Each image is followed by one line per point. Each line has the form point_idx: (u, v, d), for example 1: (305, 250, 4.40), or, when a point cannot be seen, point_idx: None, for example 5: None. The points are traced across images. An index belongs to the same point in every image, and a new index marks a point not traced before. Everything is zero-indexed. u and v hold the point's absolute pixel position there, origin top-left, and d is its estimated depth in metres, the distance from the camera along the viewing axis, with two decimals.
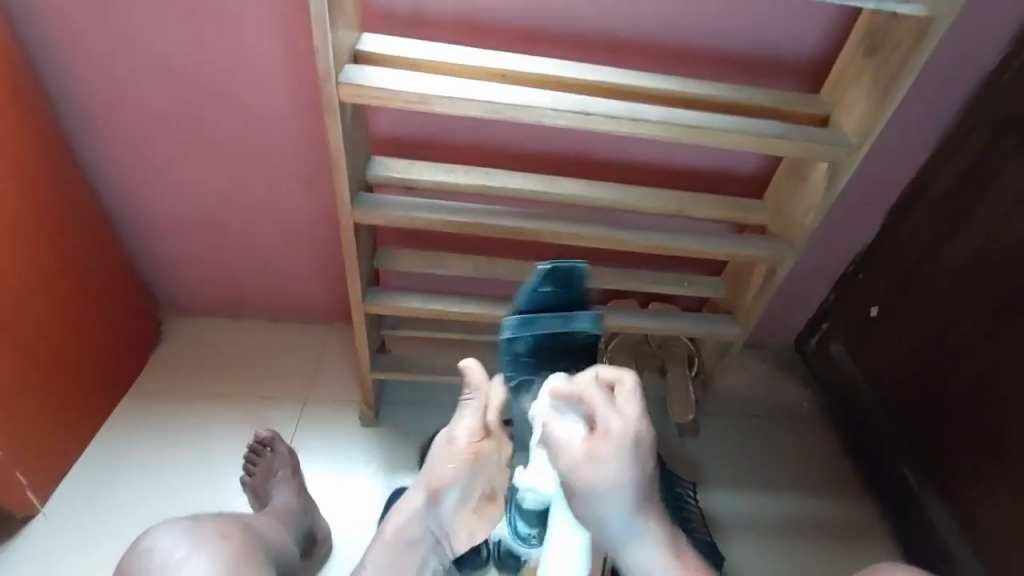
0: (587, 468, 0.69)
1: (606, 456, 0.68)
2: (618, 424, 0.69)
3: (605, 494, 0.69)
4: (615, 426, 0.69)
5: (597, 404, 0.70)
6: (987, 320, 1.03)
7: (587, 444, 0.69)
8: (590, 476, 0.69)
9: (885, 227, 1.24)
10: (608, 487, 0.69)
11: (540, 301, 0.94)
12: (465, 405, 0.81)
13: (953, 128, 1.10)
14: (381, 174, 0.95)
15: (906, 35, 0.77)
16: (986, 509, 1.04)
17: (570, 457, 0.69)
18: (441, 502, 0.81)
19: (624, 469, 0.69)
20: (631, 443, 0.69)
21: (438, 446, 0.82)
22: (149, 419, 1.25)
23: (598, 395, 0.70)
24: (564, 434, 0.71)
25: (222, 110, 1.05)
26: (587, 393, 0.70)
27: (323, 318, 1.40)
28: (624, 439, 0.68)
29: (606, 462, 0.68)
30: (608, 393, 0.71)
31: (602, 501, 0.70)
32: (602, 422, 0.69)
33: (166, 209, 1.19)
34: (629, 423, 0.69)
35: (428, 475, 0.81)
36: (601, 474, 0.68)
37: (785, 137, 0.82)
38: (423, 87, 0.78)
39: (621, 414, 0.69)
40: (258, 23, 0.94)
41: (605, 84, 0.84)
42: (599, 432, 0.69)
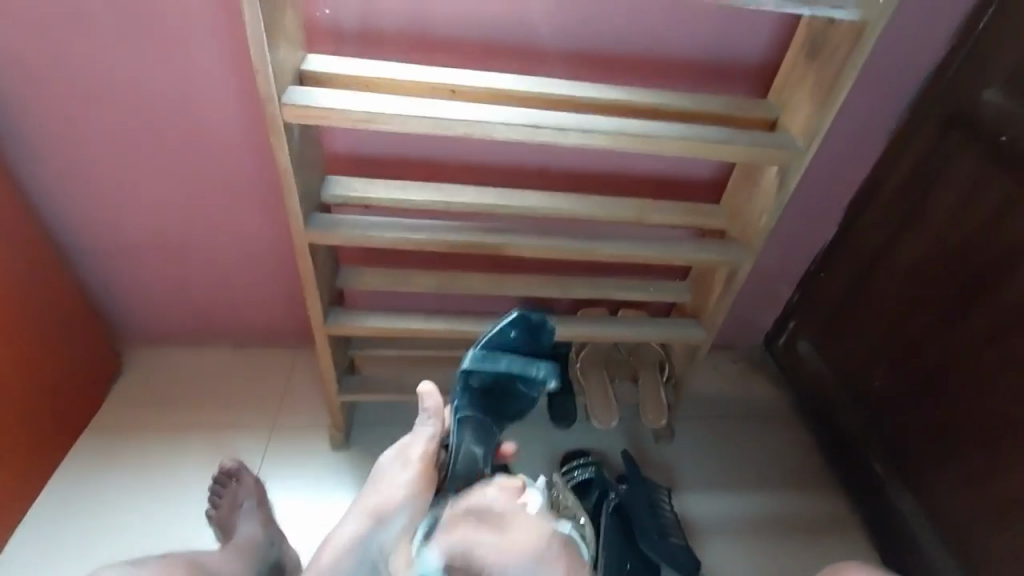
0: (504, 555, 0.78)
1: (513, 521, 0.80)
2: (533, 498, 0.83)
3: (518, 574, 0.78)
4: (527, 502, 0.82)
5: (509, 531, 0.79)
6: (942, 311, 1.05)
7: (503, 541, 0.79)
8: (506, 568, 0.78)
9: (843, 225, 1.27)
10: (520, 572, 0.78)
11: (505, 342, 0.95)
12: (421, 427, 0.86)
13: (900, 127, 1.13)
14: (337, 193, 0.94)
15: (841, 41, 0.79)
16: (952, 498, 1.05)
17: (491, 555, 0.78)
18: (386, 523, 0.81)
19: (536, 552, 0.79)
20: (541, 554, 0.79)
21: (391, 464, 0.84)
22: (108, 457, 1.20)
23: (514, 505, 0.81)
24: (479, 540, 0.79)
25: (172, 135, 1.02)
26: None
27: (290, 340, 1.37)
28: (525, 540, 0.79)
29: (513, 544, 0.79)
30: (515, 497, 0.81)
31: (516, 568, 0.78)
32: (523, 531, 0.80)
33: (120, 239, 1.16)
34: (534, 543, 0.79)
35: (373, 498, 0.83)
36: (513, 550, 0.79)
37: (734, 143, 0.83)
38: (369, 105, 0.77)
39: (534, 529, 0.80)
40: (204, 46, 0.93)
41: (555, 97, 0.84)
42: (514, 568, 0.78)
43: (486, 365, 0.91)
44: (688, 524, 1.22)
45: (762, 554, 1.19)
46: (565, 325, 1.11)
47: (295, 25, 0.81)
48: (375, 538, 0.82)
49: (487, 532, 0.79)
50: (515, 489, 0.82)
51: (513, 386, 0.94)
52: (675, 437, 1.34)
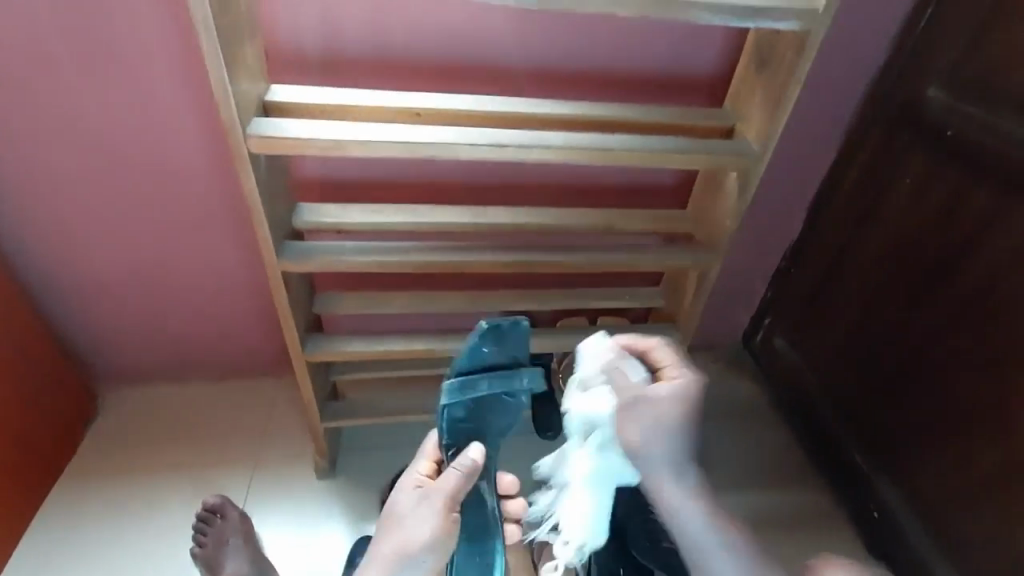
0: (664, 402, 0.76)
1: (669, 390, 0.76)
2: (680, 371, 0.79)
3: (667, 429, 0.76)
4: (682, 373, 0.78)
5: (662, 351, 0.80)
6: (904, 301, 1.09)
7: (670, 381, 0.77)
8: (659, 408, 0.76)
9: (808, 223, 1.31)
10: (673, 419, 0.76)
11: (479, 362, 0.90)
12: (425, 446, 0.87)
13: (852, 126, 1.18)
14: (309, 220, 0.94)
15: (787, 49, 0.83)
16: (928, 481, 1.07)
17: (653, 391, 0.76)
18: (413, 564, 0.73)
19: (685, 403, 0.76)
20: (692, 386, 0.77)
21: (406, 495, 0.79)
22: (87, 504, 1.17)
23: (668, 352, 0.80)
24: (632, 372, 0.79)
25: (138, 171, 1.02)
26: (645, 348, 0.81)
27: (271, 370, 1.36)
28: (676, 383, 0.77)
29: (666, 396, 0.76)
30: (663, 346, 0.81)
31: (661, 433, 0.76)
32: (669, 357, 0.80)
33: (90, 278, 1.14)
34: (694, 374, 0.79)
35: (393, 541, 0.74)
36: (666, 404, 0.76)
37: (692, 151, 0.86)
38: (333, 132, 0.78)
39: (681, 365, 0.79)
40: (166, 81, 0.93)
41: (518, 115, 0.86)
42: (675, 373, 0.78)
43: (466, 394, 0.88)
44: None
45: None
46: (544, 337, 1.12)
47: (256, 57, 0.82)
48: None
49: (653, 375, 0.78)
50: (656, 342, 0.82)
51: (498, 408, 0.90)
52: None
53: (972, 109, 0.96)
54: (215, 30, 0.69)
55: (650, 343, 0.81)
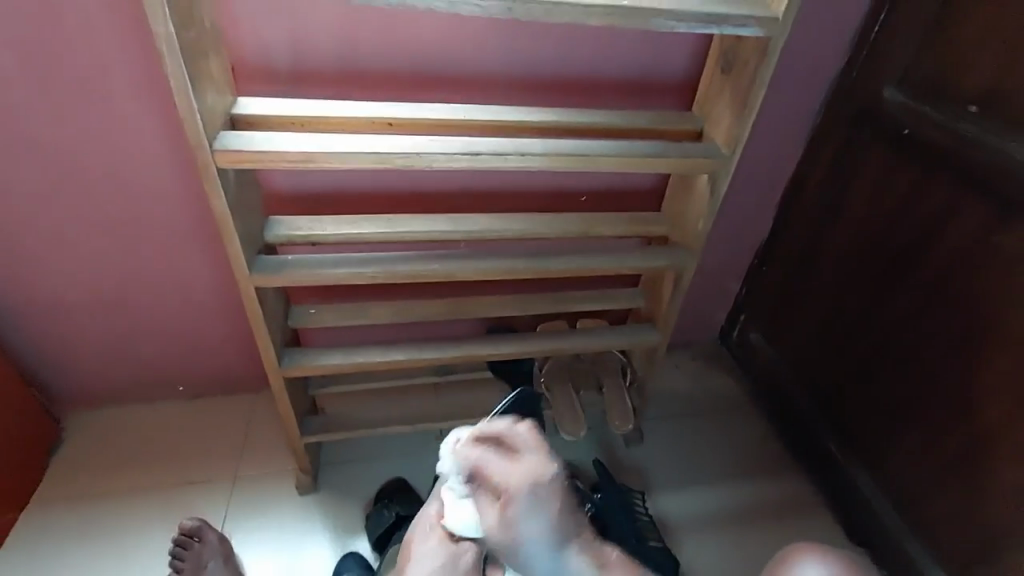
0: (497, 529, 0.76)
1: (511, 514, 0.75)
2: (515, 479, 0.75)
3: (523, 544, 0.75)
4: (510, 484, 0.75)
5: (494, 467, 0.76)
6: (870, 294, 1.12)
7: (497, 512, 0.76)
8: (502, 534, 0.76)
9: (779, 220, 1.35)
10: (522, 540, 0.75)
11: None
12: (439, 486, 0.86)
13: (816, 126, 1.22)
14: (281, 233, 0.92)
15: (750, 54, 0.85)
16: (901, 468, 1.10)
17: (486, 526, 0.77)
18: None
19: (529, 522, 0.75)
20: (530, 495, 0.75)
21: (436, 543, 0.81)
22: (53, 535, 1.12)
23: (498, 461, 0.77)
24: (479, 496, 0.78)
25: (99, 188, 0.98)
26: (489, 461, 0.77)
27: (248, 386, 1.33)
28: (519, 495, 0.75)
29: (512, 518, 0.75)
30: (498, 451, 0.78)
31: (523, 553, 0.76)
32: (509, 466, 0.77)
33: (52, 300, 1.09)
34: (532, 474, 0.76)
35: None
36: (509, 530, 0.75)
37: (663, 155, 0.87)
38: (303, 145, 0.77)
39: (522, 461, 0.76)
40: (127, 95, 0.91)
41: (490, 123, 0.87)
42: (502, 494, 0.76)
43: None
44: (667, 525, 1.24)
45: (741, 545, 1.22)
46: (525, 342, 1.13)
47: (222, 70, 0.80)
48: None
49: (486, 502, 0.77)
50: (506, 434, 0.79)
51: None
52: (644, 440, 1.37)
53: (924, 108, 1.00)
54: (179, 50, 0.68)
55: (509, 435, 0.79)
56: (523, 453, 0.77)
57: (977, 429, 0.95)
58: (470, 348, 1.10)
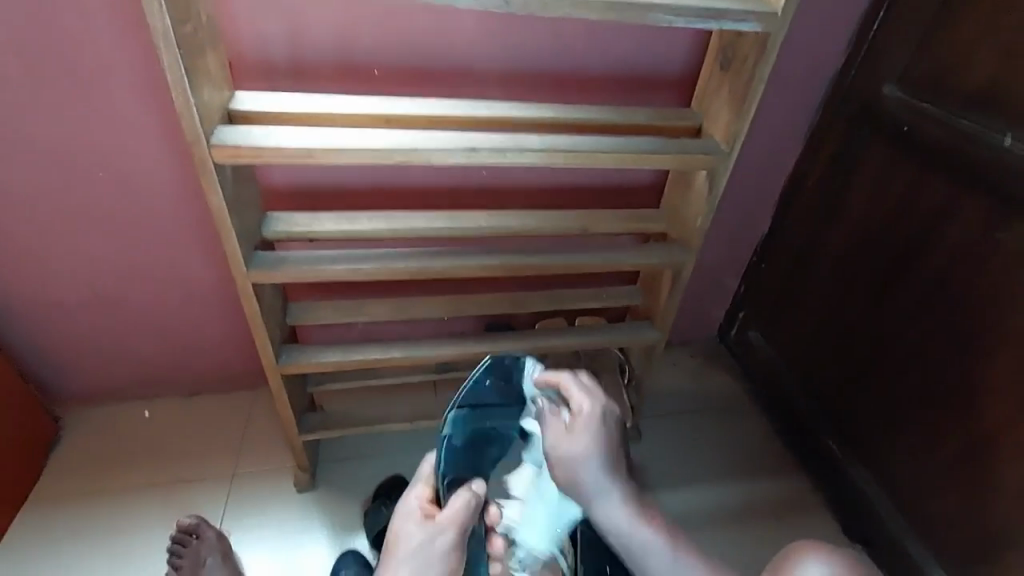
0: (565, 441, 0.85)
1: (578, 428, 0.86)
2: (586, 407, 0.86)
3: (581, 461, 0.85)
4: (580, 409, 0.86)
5: (571, 393, 0.87)
6: (869, 291, 1.12)
7: (566, 426, 0.86)
8: (570, 445, 0.85)
9: (777, 218, 1.35)
10: (579, 457, 0.85)
11: (483, 394, 0.87)
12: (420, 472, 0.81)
13: (816, 123, 1.22)
14: (278, 230, 0.91)
15: (749, 50, 0.84)
16: (901, 465, 1.10)
17: (552, 438, 0.86)
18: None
19: (590, 443, 0.85)
20: (595, 425, 0.86)
21: (412, 527, 0.73)
22: (51, 533, 1.12)
23: (576, 387, 0.88)
24: (552, 415, 0.88)
25: (96, 185, 0.98)
26: (564, 385, 0.88)
27: (246, 384, 1.33)
28: (586, 420, 0.86)
29: (576, 435, 0.85)
30: (575, 382, 0.89)
31: (579, 471, 0.85)
32: (585, 393, 0.88)
33: (49, 296, 1.09)
34: (599, 407, 0.88)
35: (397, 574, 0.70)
36: (575, 443, 0.85)
37: (661, 151, 0.87)
38: (301, 140, 0.76)
39: (596, 395, 0.88)
40: (123, 90, 0.90)
41: (488, 119, 0.87)
42: (574, 417, 0.86)
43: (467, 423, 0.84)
44: (666, 523, 1.23)
45: (739, 542, 1.22)
46: (523, 339, 1.12)
47: (219, 66, 0.80)
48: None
49: (555, 421, 0.87)
50: (581, 377, 0.90)
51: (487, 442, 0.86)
52: (643, 437, 1.37)
53: (926, 105, 0.99)
54: (176, 44, 0.67)
55: (580, 375, 0.90)
56: (595, 390, 0.89)
57: (978, 428, 0.95)
58: (469, 345, 1.10)
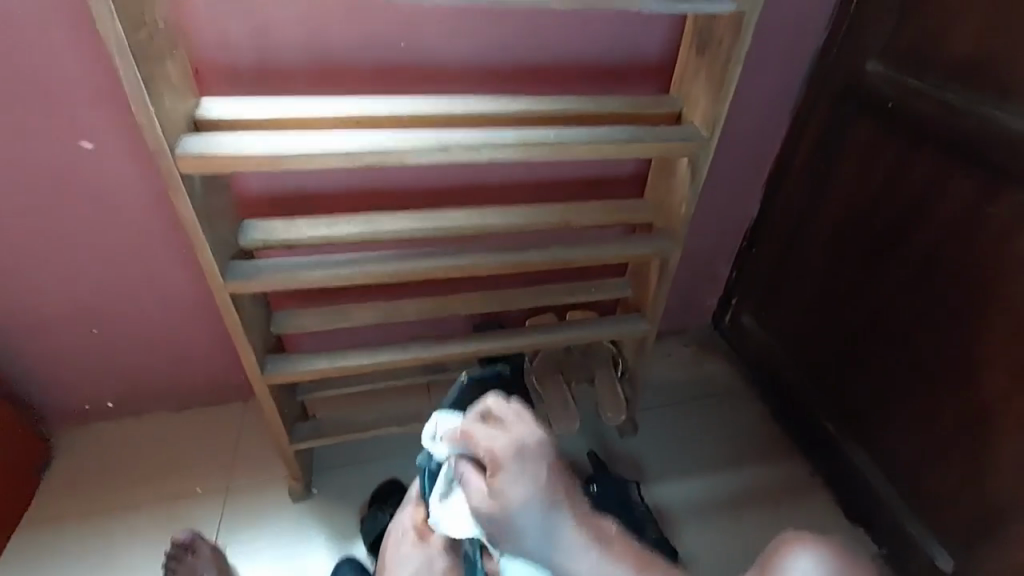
0: (485, 497, 0.70)
1: (499, 483, 0.69)
2: (500, 446, 0.69)
3: (515, 519, 0.69)
4: (491, 453, 0.69)
5: (479, 434, 0.71)
6: (861, 271, 1.11)
7: (487, 481, 0.70)
8: (493, 504, 0.69)
9: (765, 201, 1.33)
10: (513, 508, 0.68)
11: None
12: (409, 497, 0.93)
13: (799, 103, 1.20)
14: (256, 238, 0.89)
15: (724, 33, 0.83)
16: (898, 444, 1.09)
17: (473, 499, 0.70)
18: None
19: (526, 486, 0.69)
20: (519, 459, 0.69)
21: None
22: (42, 556, 1.10)
23: (481, 429, 0.72)
24: (480, 441, 0.71)
25: (67, 201, 0.96)
26: (471, 431, 0.72)
27: (237, 395, 1.31)
28: (507, 460, 0.69)
29: (502, 488, 0.68)
30: (485, 423, 0.72)
31: (514, 531, 0.69)
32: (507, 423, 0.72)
33: (29, 317, 1.07)
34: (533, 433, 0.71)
35: None
36: (499, 500, 0.68)
37: (640, 140, 0.85)
38: (269, 145, 0.74)
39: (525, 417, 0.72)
40: (87, 103, 0.88)
41: (463, 115, 0.85)
42: (489, 461, 0.70)
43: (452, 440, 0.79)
44: (666, 514, 1.23)
45: (740, 530, 1.21)
46: (513, 337, 1.11)
47: (182, 73, 0.78)
48: None
49: (474, 474, 0.72)
50: (489, 410, 0.73)
51: None
52: (640, 430, 1.36)
53: (909, 80, 0.98)
54: (132, 54, 0.66)
55: (488, 409, 0.74)
56: (515, 419, 0.72)
57: (973, 402, 0.94)
58: (457, 345, 1.08)
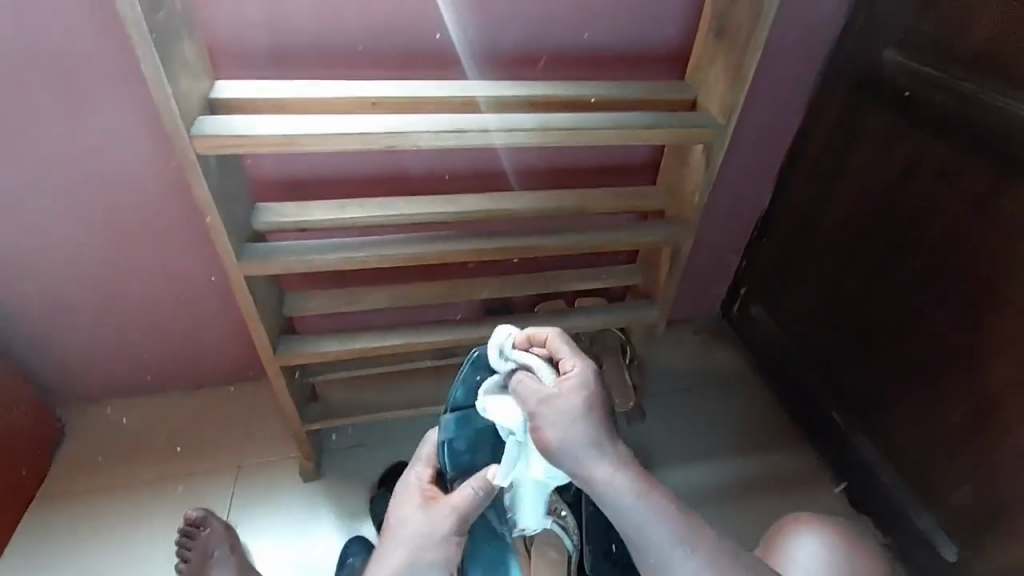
0: (552, 402, 0.60)
1: (568, 387, 0.61)
2: (576, 362, 0.63)
3: (574, 426, 0.59)
4: (568, 367, 0.63)
5: (556, 348, 0.65)
6: (872, 262, 1.10)
7: (548, 387, 0.61)
8: (553, 407, 0.60)
9: (778, 190, 1.32)
10: (572, 418, 0.60)
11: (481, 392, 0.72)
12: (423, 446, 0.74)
13: (816, 92, 1.19)
14: (269, 221, 0.90)
15: (743, 17, 0.82)
16: (904, 436, 1.10)
17: (532, 397, 0.61)
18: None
19: (590, 400, 0.61)
20: (595, 377, 0.63)
21: (411, 510, 0.67)
22: (60, 529, 1.13)
23: (557, 341, 0.66)
24: (527, 374, 0.63)
25: (82, 181, 0.97)
26: (548, 340, 0.66)
27: (248, 376, 1.33)
28: (585, 371, 0.62)
29: (566, 394, 0.60)
30: (558, 340, 0.66)
31: (570, 437, 0.59)
32: (539, 401, 0.60)
33: (43, 295, 1.08)
34: (577, 404, 0.60)
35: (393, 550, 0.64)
36: (562, 407, 0.59)
37: (656, 126, 0.85)
38: (284, 127, 0.74)
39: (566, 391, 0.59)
40: (102, 83, 0.88)
41: (478, 99, 0.84)
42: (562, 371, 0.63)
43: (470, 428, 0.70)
44: None
45: (744, 517, 1.22)
46: (523, 323, 1.11)
47: (197, 54, 0.78)
48: None
49: (533, 379, 0.62)
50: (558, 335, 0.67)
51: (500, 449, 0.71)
52: (646, 417, 1.37)
53: (926, 69, 0.96)
54: (150, 34, 0.66)
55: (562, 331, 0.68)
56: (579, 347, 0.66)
57: (982, 395, 0.94)
58: (468, 330, 1.09)
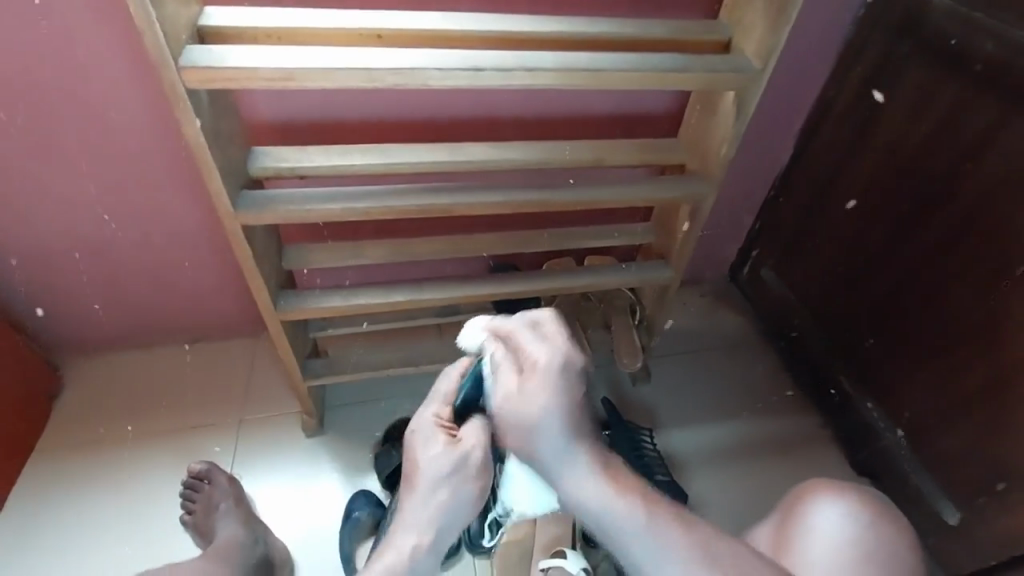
0: (513, 399, 0.60)
1: (533, 386, 0.59)
2: (544, 355, 0.60)
3: (536, 426, 0.59)
4: (535, 360, 0.60)
5: (523, 341, 0.62)
6: (897, 223, 1.06)
7: (513, 382, 0.61)
8: (514, 407, 0.59)
9: (800, 147, 1.26)
10: (536, 417, 0.59)
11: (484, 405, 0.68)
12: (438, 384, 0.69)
13: (851, 39, 1.11)
14: (266, 166, 0.84)
15: None
16: (913, 401, 1.09)
17: (498, 394, 0.61)
18: (453, 517, 0.64)
19: (554, 399, 0.58)
20: (562, 373, 0.59)
21: (438, 451, 0.63)
22: (60, 479, 1.12)
23: (525, 334, 0.62)
24: (498, 366, 0.62)
25: (63, 117, 0.90)
26: (515, 332, 0.63)
27: (247, 329, 1.29)
28: (550, 368, 0.59)
29: (529, 392, 0.59)
30: (530, 330, 0.62)
31: (534, 437, 0.59)
32: (504, 399, 0.61)
33: (28, 240, 1.03)
34: (536, 404, 0.59)
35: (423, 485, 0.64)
36: (524, 406, 0.59)
37: (686, 69, 0.78)
38: (281, 60, 0.67)
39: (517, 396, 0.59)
40: (79, 6, 0.80)
41: (494, 34, 0.77)
42: (528, 365, 0.60)
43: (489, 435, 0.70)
44: (674, 460, 1.24)
45: (745, 477, 1.23)
46: (533, 282, 1.07)
47: None
48: (441, 531, 0.64)
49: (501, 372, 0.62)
50: (538, 320, 0.63)
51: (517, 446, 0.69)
52: (652, 378, 1.36)
53: (978, 14, 0.89)
54: None
55: (536, 318, 0.63)
56: (554, 335, 0.62)
57: (1000, 362, 0.92)
58: (477, 287, 1.04)
